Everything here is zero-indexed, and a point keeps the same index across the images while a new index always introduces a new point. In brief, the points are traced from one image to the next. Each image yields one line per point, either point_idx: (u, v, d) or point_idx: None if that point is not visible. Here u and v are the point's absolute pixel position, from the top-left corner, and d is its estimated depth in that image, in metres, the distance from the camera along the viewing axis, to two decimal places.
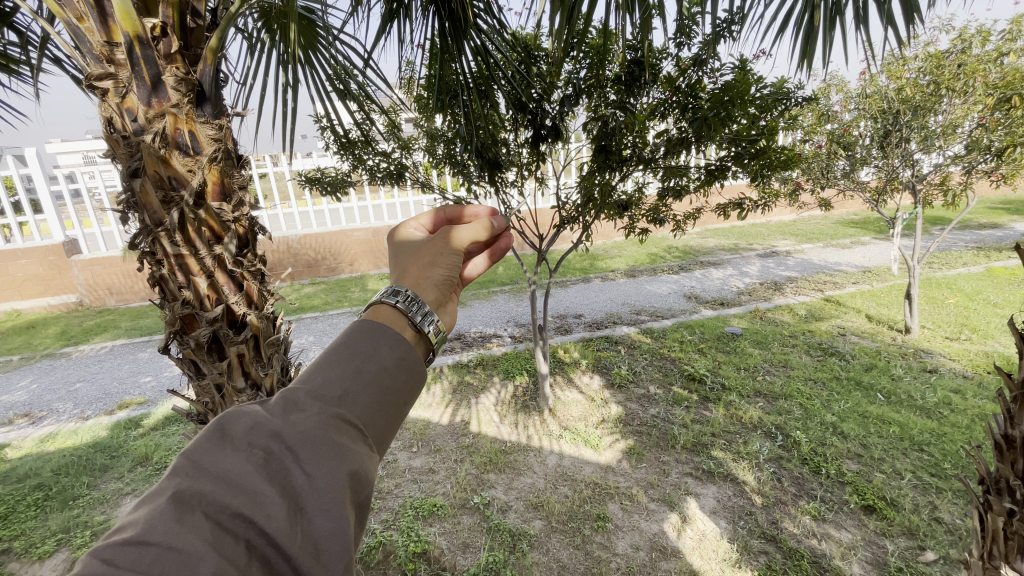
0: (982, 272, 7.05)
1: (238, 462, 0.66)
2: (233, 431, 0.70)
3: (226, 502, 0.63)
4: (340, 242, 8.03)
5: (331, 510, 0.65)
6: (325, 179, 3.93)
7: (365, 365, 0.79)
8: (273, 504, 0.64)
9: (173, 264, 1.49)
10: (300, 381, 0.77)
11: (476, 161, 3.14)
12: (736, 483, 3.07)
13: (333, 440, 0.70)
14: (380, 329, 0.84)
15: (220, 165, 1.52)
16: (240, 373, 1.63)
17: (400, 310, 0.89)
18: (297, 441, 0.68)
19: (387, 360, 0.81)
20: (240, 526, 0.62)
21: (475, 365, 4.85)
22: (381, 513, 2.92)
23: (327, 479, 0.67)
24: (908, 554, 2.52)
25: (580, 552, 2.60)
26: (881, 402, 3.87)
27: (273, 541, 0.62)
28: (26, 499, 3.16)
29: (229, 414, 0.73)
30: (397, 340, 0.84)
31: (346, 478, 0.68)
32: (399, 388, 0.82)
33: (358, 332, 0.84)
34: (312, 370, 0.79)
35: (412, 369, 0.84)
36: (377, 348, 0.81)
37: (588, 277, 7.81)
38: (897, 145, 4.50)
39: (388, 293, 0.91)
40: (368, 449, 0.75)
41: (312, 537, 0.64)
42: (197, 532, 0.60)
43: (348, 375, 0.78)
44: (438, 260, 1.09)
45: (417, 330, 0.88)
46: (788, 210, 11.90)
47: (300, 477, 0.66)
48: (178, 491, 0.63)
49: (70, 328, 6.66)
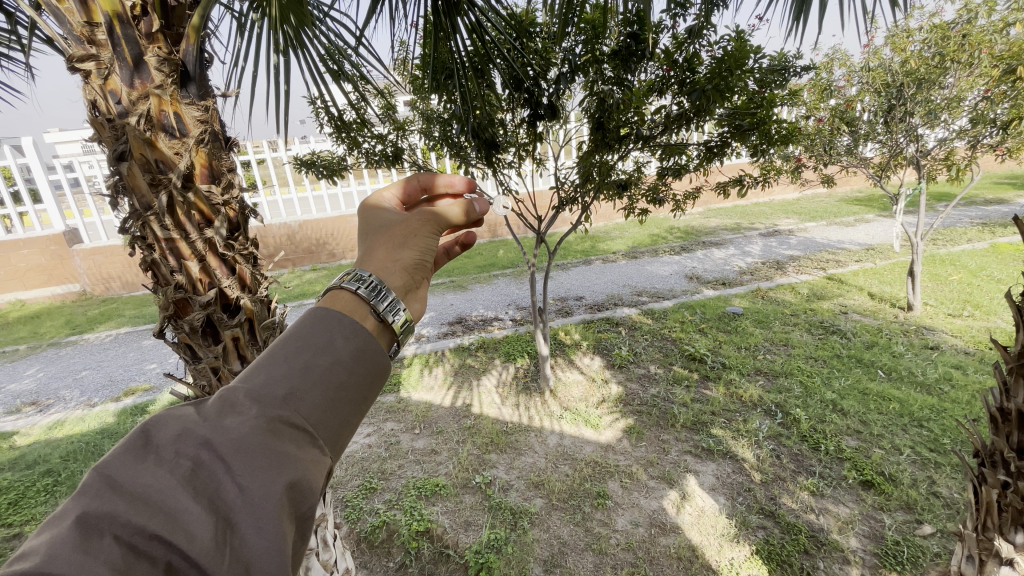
0: (986, 248, 6.98)
1: (160, 477, 0.64)
2: (160, 440, 0.68)
3: (143, 524, 0.60)
4: (341, 227, 8.05)
5: (263, 525, 0.63)
6: (319, 162, 3.88)
7: (313, 360, 0.77)
8: (197, 522, 0.62)
9: (165, 248, 1.48)
10: (240, 381, 0.75)
11: (472, 142, 3.11)
12: (735, 460, 3.09)
13: (272, 447, 0.67)
14: (336, 319, 0.83)
15: (208, 147, 1.50)
16: (236, 357, 1.62)
17: (361, 297, 0.89)
18: (228, 451, 0.66)
19: (342, 354, 0.79)
20: (157, 549, 0.60)
21: (477, 348, 4.88)
22: (384, 494, 2.96)
23: (260, 492, 0.64)
24: (906, 528, 2.54)
25: (580, 529, 2.64)
26: (881, 379, 3.88)
27: (196, 565, 0.60)
28: (35, 485, 3.21)
29: (156, 419, 0.70)
30: (353, 331, 0.82)
31: (284, 489, 0.66)
32: (354, 382, 0.80)
33: (309, 321, 0.82)
34: (254, 369, 0.76)
35: (370, 361, 0.82)
36: (331, 341, 0.80)
37: (589, 259, 7.79)
38: (901, 120, 4.41)
39: (347, 280, 0.90)
40: (317, 453, 0.73)
41: (241, 556, 0.62)
42: (107, 558, 0.58)
43: (296, 371, 0.75)
44: (411, 242, 1.09)
45: (380, 320, 0.89)
46: (791, 188, 11.80)
47: (231, 490, 0.64)
48: (85, 513, 0.60)
49: (74, 317, 6.70)
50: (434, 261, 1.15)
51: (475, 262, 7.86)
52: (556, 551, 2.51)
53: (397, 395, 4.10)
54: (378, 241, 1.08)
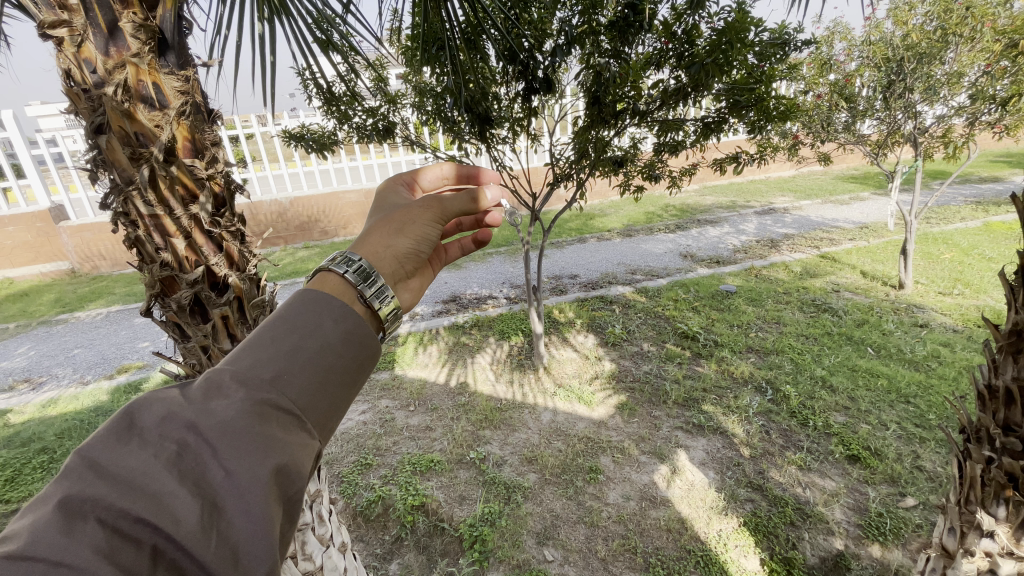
0: (979, 227, 7.02)
1: (143, 460, 0.63)
2: (144, 423, 0.66)
3: (127, 508, 0.59)
4: (332, 204, 7.93)
5: (250, 508, 0.63)
6: (310, 136, 3.78)
7: (301, 343, 0.75)
8: (182, 506, 0.61)
9: (149, 225, 1.44)
10: (226, 362, 0.73)
11: (466, 117, 3.04)
12: (725, 435, 3.14)
13: (259, 431, 0.66)
14: (323, 301, 0.81)
15: (190, 120, 1.46)
16: (226, 335, 1.59)
17: (349, 281, 0.88)
18: (214, 434, 0.65)
19: (330, 336, 0.78)
20: (142, 532, 0.59)
21: (471, 326, 4.88)
22: (380, 469, 2.99)
23: (247, 476, 0.63)
24: (889, 500, 2.60)
25: (572, 502, 2.68)
26: (870, 356, 3.94)
27: (182, 548, 0.59)
28: (31, 462, 3.22)
29: (141, 401, 0.69)
30: (341, 313, 0.81)
31: (270, 473, 0.65)
32: (342, 365, 0.79)
33: (297, 303, 0.80)
34: (240, 351, 0.74)
35: (358, 344, 0.81)
36: (318, 323, 0.78)
37: (584, 237, 7.76)
38: (900, 96, 4.35)
39: (335, 263, 0.88)
40: (304, 436, 0.72)
41: (229, 540, 0.61)
42: (91, 541, 0.57)
43: (283, 354, 0.74)
44: (408, 229, 1.07)
45: (368, 304, 0.88)
46: (787, 165, 11.73)
47: (217, 474, 0.63)
48: (68, 496, 0.59)
49: (64, 295, 6.63)
50: (430, 252, 1.12)
51: None
52: (549, 524, 2.55)
53: (392, 373, 4.12)
54: (377, 226, 1.05)
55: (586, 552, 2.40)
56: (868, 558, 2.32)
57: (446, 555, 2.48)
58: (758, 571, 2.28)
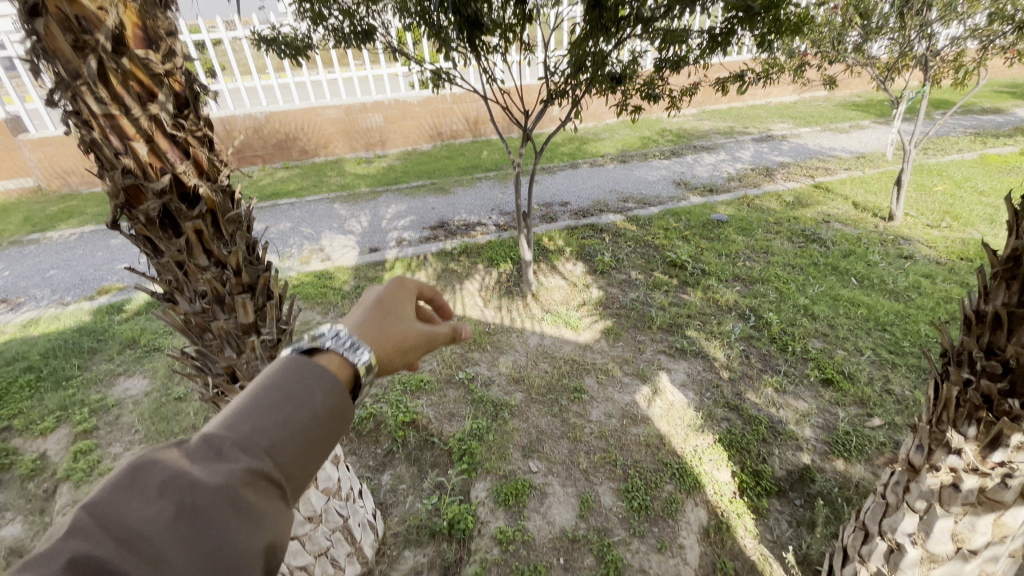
0: (975, 160, 6.92)
1: (141, 523, 0.62)
2: (141, 484, 0.66)
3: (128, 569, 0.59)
4: (310, 121, 7.45)
5: None
6: (281, 39, 3.43)
7: (293, 415, 0.77)
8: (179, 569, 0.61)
9: (104, 126, 1.30)
10: (219, 428, 0.74)
11: (453, 21, 2.76)
12: (706, 359, 3.24)
13: (255, 503, 0.68)
14: (315, 373, 0.83)
15: (138, 3, 1.28)
16: (201, 252, 1.45)
17: (340, 359, 0.92)
18: (212, 498, 0.66)
19: (319, 408, 0.80)
20: None
21: (459, 253, 4.78)
22: (370, 389, 3.05)
23: (244, 546, 0.65)
24: (856, 420, 2.74)
25: (556, 420, 2.79)
26: (853, 286, 4.00)
27: None
28: (19, 381, 3.36)
29: (133, 461, 0.68)
30: (331, 387, 0.83)
31: (264, 546, 0.67)
32: (326, 436, 0.81)
33: (287, 374, 0.82)
34: (231, 418, 0.75)
35: (343, 417, 0.84)
36: (309, 394, 0.80)
37: (576, 162, 7.51)
38: (918, 12, 4.07)
39: (340, 352, 0.93)
40: (291, 503, 0.74)
41: None
42: None
43: (276, 423, 0.75)
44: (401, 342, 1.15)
45: (352, 372, 0.93)
46: (789, 90, 11.24)
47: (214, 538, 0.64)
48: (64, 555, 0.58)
49: (33, 213, 6.35)
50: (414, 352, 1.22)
51: (457, 163, 7.52)
52: (534, 440, 2.65)
53: None
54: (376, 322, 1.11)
55: (569, 465, 2.51)
56: (832, 472, 2.46)
57: (435, 467, 2.59)
58: (728, 483, 2.43)
